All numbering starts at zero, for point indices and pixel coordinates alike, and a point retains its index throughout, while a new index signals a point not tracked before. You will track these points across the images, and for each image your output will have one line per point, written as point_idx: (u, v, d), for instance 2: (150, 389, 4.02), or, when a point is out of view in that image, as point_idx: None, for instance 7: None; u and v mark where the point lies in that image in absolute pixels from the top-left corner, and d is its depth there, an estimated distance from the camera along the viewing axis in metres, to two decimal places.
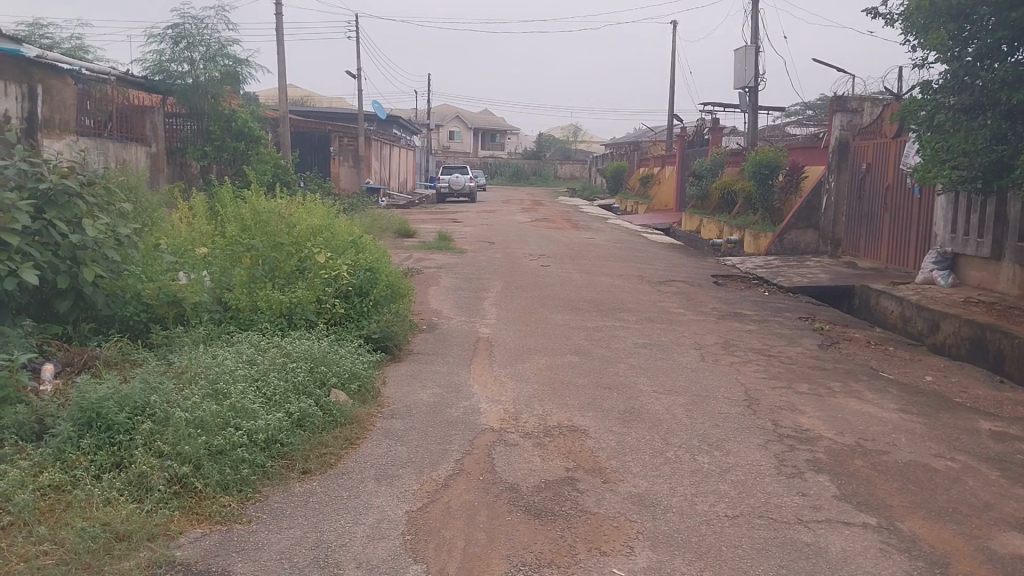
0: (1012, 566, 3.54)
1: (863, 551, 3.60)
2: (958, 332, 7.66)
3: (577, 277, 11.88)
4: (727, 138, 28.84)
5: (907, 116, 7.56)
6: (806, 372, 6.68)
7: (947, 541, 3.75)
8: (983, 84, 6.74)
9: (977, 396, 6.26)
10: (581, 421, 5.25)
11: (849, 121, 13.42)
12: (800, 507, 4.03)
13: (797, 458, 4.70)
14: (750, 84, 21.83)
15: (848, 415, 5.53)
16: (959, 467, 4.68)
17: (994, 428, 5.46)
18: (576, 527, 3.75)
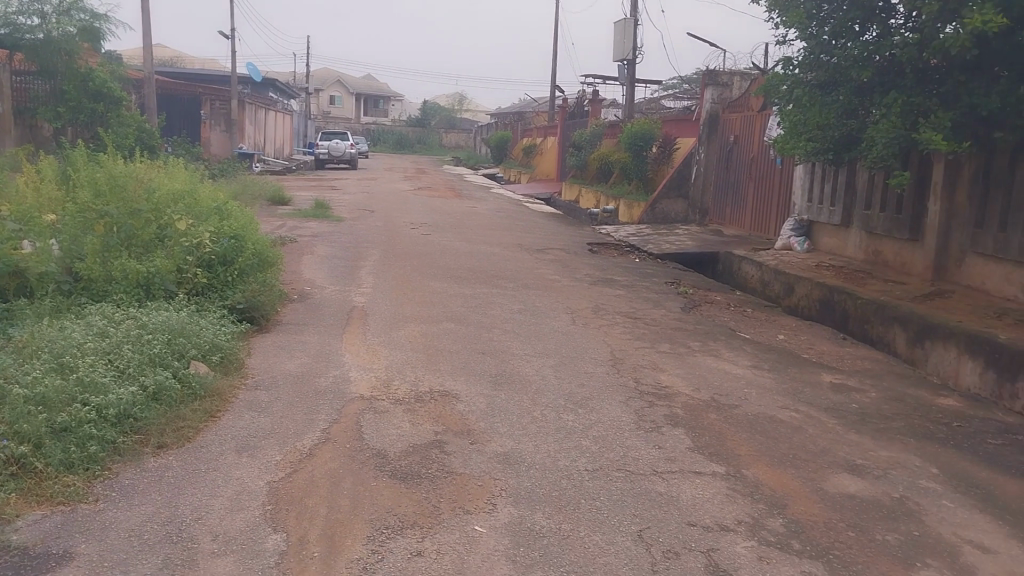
0: (841, 504, 3.86)
1: (711, 498, 3.82)
2: (809, 294, 8.19)
3: (456, 245, 11.87)
4: (606, 110, 29.43)
5: (770, 90, 7.94)
6: (670, 333, 6.98)
7: (786, 484, 4.04)
8: (836, 61, 7.04)
9: (822, 352, 6.74)
10: (453, 385, 5.29)
11: (719, 95, 14.02)
12: (657, 459, 4.23)
13: (655, 413, 4.92)
14: (629, 57, 22.26)
15: (706, 373, 5.83)
16: (801, 417, 5.04)
17: (834, 381, 5.91)
18: (441, 488, 3.78)
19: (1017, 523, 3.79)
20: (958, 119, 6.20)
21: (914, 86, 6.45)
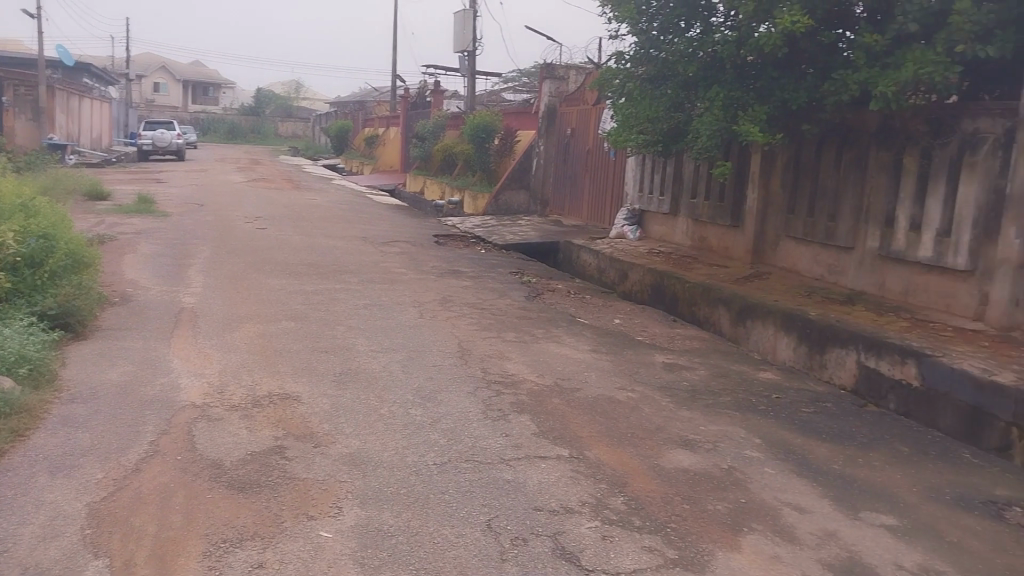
0: (676, 478, 4.07)
1: (556, 481, 3.91)
2: (643, 280, 8.57)
3: (296, 240, 11.45)
4: (448, 102, 29.45)
5: (604, 84, 8.21)
6: (515, 322, 7.08)
7: (626, 462, 4.21)
8: (664, 56, 7.38)
9: (656, 334, 7.09)
10: (294, 387, 5.09)
11: (556, 88, 14.35)
12: (503, 447, 4.27)
13: (501, 402, 4.97)
14: (469, 49, 22.36)
15: (549, 359, 5.96)
16: (638, 397, 5.27)
17: (667, 360, 6.24)
18: (283, 495, 3.63)
19: (828, 483, 4.16)
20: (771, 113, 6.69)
21: (733, 82, 6.88)
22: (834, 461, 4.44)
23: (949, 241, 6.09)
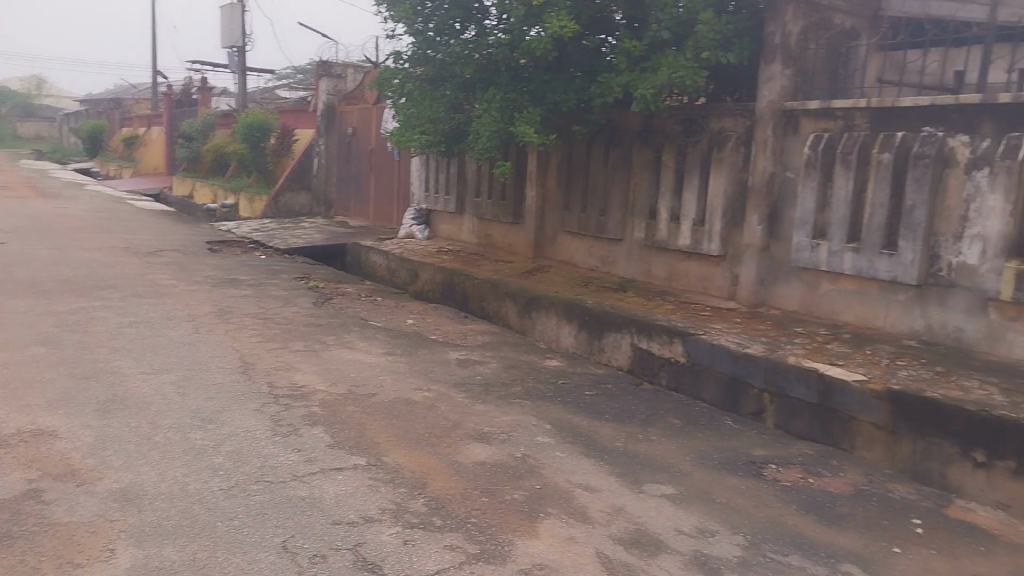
0: (474, 473, 4.13)
1: (354, 491, 3.82)
2: (432, 279, 8.62)
3: (44, 255, 10.21)
4: (218, 100, 27.77)
5: (383, 84, 8.11)
6: (303, 331, 6.81)
7: (424, 463, 4.20)
8: (442, 58, 7.43)
9: (448, 332, 7.16)
10: (49, 421, 4.53)
11: (334, 87, 13.99)
12: (296, 463, 4.09)
13: (291, 415, 4.76)
14: (237, 45, 21.20)
15: (340, 366, 5.80)
16: (433, 396, 5.28)
17: (460, 357, 6.31)
18: (40, 545, 3.21)
19: (614, 461, 4.42)
20: (545, 114, 6.97)
21: (508, 83, 7.08)
22: (618, 440, 4.73)
23: (704, 230, 6.70)
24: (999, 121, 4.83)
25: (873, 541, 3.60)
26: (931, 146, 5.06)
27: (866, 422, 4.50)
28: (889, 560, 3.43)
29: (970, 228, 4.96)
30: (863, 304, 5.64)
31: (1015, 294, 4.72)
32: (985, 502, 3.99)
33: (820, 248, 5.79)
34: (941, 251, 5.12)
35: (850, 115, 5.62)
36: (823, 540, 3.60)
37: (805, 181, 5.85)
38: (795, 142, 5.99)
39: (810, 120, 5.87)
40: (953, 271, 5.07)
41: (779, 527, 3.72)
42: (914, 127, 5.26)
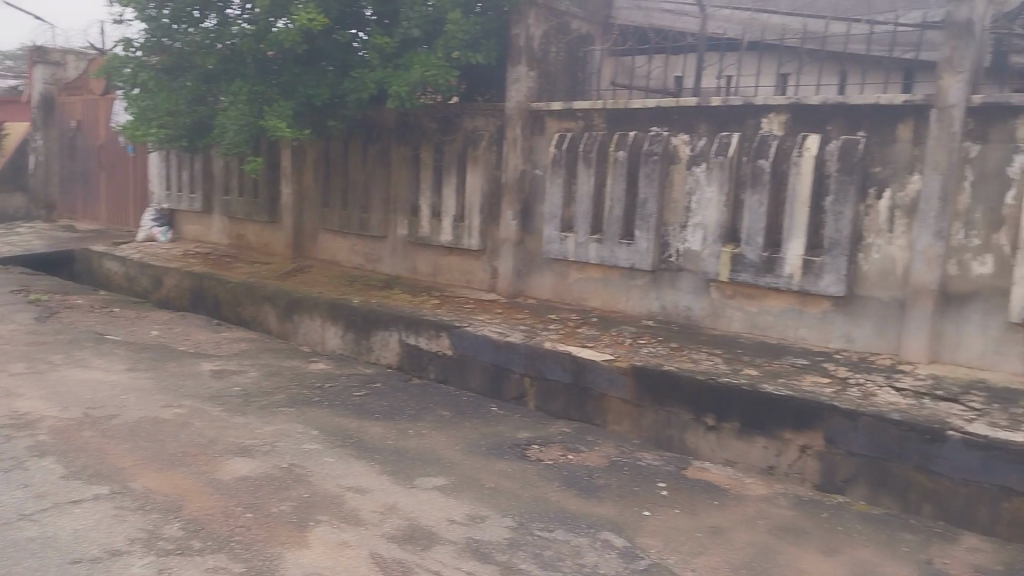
0: (236, 489, 3.89)
1: (96, 525, 3.43)
2: (180, 285, 7.99)
3: None
4: None
5: (112, 73, 7.38)
6: (23, 351, 5.99)
7: (179, 485, 3.88)
8: (180, 46, 6.92)
9: (200, 341, 6.68)
10: None
11: (51, 75, 12.45)
12: (22, 501, 3.59)
13: (13, 448, 4.17)
14: None
15: (73, 387, 5.19)
16: (186, 411, 4.90)
17: (215, 367, 5.92)
18: None
19: (384, 459, 4.38)
20: (298, 109, 6.74)
21: (256, 76, 6.76)
22: (387, 438, 4.70)
23: (463, 225, 6.87)
24: (712, 122, 5.43)
25: (626, 507, 3.90)
26: (659, 145, 5.61)
27: (616, 398, 4.87)
28: (640, 523, 3.75)
29: (693, 218, 5.54)
30: (608, 290, 6.10)
31: (731, 275, 5.35)
32: (715, 460, 4.50)
33: (569, 240, 6.17)
34: (671, 239, 5.68)
35: (589, 116, 6.04)
36: (583, 512, 3.84)
37: (554, 177, 6.21)
38: (543, 140, 6.34)
39: (554, 121, 6.24)
40: (682, 257, 5.64)
41: (544, 504, 3.91)
42: (643, 127, 5.78)
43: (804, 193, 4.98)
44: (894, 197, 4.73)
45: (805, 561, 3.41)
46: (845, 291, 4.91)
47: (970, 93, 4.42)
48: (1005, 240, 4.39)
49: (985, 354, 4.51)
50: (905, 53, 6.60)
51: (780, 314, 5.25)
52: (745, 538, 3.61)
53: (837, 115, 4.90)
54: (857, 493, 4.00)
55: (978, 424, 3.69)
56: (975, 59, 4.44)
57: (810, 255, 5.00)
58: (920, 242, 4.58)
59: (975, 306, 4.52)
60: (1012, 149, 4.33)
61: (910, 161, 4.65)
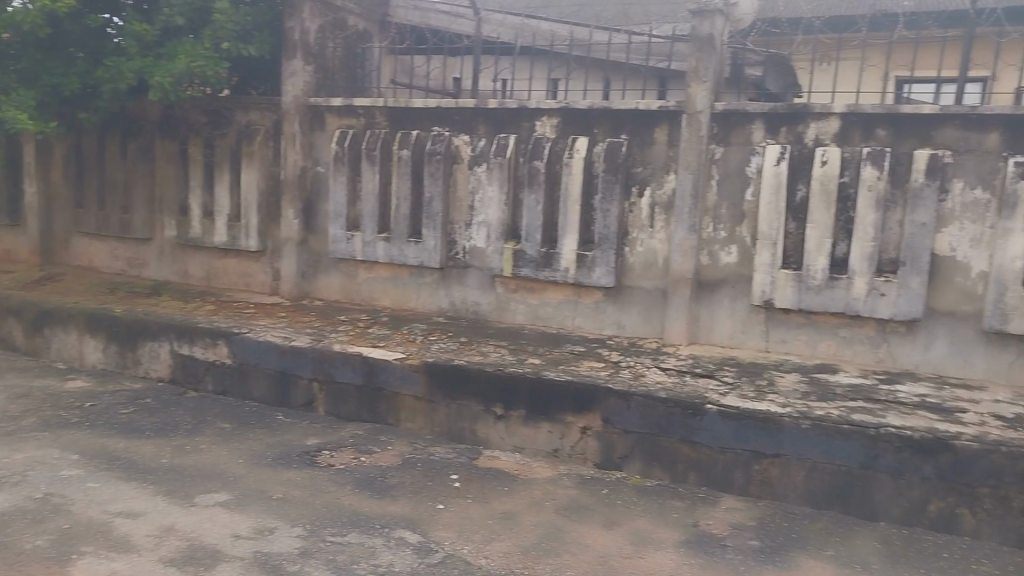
0: None
1: None
2: None
3: None
4: None
5: None
6: None
7: None
8: None
9: None
10: None
11: None
12: None
13: None
14: None
15: None
16: None
17: None
18: None
19: (159, 479, 4.07)
20: (42, 99, 6.05)
21: None
22: (162, 456, 4.37)
23: (240, 225, 6.53)
24: (489, 123, 5.61)
25: (419, 503, 3.93)
26: (440, 144, 5.70)
27: (407, 396, 4.88)
28: (434, 517, 3.79)
29: (476, 215, 5.68)
30: (396, 288, 6.09)
31: (514, 270, 5.54)
32: (505, 448, 4.66)
33: (355, 239, 6.09)
34: (456, 237, 5.80)
35: (370, 113, 6.02)
36: (377, 512, 3.81)
37: (336, 176, 6.09)
38: (323, 137, 6.21)
39: (334, 117, 6.15)
40: (466, 254, 5.77)
41: (336, 509, 3.83)
42: (424, 126, 5.84)
43: (576, 191, 5.26)
44: (654, 195, 5.16)
45: (589, 536, 3.62)
46: (616, 282, 5.28)
47: (713, 101, 4.93)
48: (747, 232, 4.94)
49: (734, 333, 5.06)
50: (659, 63, 7.22)
51: (559, 305, 5.54)
52: (534, 521, 3.77)
53: (603, 119, 5.26)
54: (632, 468, 4.32)
55: (730, 396, 4.14)
56: (716, 70, 4.96)
57: (583, 250, 5.31)
58: (677, 235, 5.03)
59: (725, 291, 5.05)
60: (749, 152, 4.89)
61: (666, 162, 5.10)
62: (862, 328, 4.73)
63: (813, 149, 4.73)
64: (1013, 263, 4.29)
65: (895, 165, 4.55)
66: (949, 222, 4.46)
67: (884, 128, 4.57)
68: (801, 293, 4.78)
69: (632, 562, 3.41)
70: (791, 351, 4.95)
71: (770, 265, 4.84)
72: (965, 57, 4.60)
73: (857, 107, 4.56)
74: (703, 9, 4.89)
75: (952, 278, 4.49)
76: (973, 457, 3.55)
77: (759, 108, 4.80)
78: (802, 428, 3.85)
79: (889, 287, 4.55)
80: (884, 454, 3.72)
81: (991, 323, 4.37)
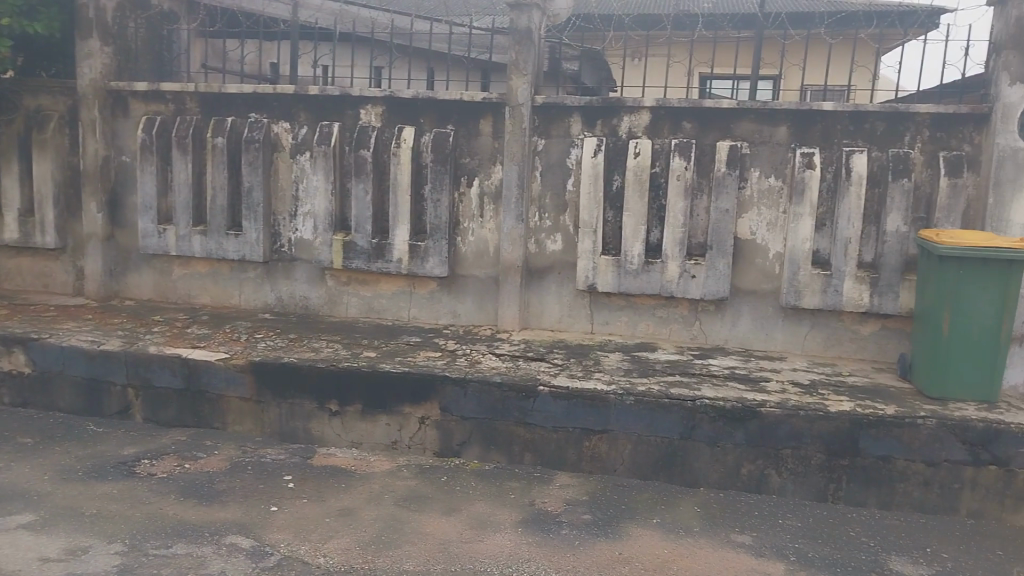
0: None
1: None
2: None
3: None
4: None
5: None
6: None
7: None
8: None
9: None
10: None
11: None
12: None
13: None
14: None
15: None
16: None
17: None
18: None
19: None
20: None
21: None
22: None
23: (32, 221, 5.90)
24: (311, 111, 5.45)
25: (251, 506, 3.76)
26: (259, 132, 5.44)
27: (234, 397, 4.66)
28: (268, 519, 3.64)
29: (301, 207, 5.49)
30: (218, 284, 5.79)
31: (344, 262, 5.41)
32: (342, 445, 4.56)
33: (169, 233, 5.70)
34: (281, 229, 5.58)
35: (181, 99, 5.66)
36: (205, 520, 3.60)
37: (143, 165, 5.65)
38: (127, 124, 5.77)
39: (139, 102, 5.74)
40: (293, 247, 5.57)
41: (159, 521, 3.58)
42: (241, 114, 5.57)
43: (404, 181, 5.22)
44: (482, 185, 5.24)
45: (429, 525, 3.63)
46: (448, 272, 5.32)
47: (533, 94, 5.07)
48: (570, 221, 5.15)
49: (563, 318, 5.27)
50: (481, 55, 7.32)
51: (392, 297, 5.50)
52: (374, 514, 3.72)
53: (428, 109, 5.26)
54: (471, 454, 4.39)
55: (561, 377, 4.31)
56: (535, 64, 5.10)
57: (415, 240, 5.29)
58: (506, 224, 5.15)
59: (553, 277, 5.24)
60: (569, 143, 5.09)
61: (492, 152, 5.19)
62: (678, 308, 5.09)
63: (627, 141, 5.01)
64: (803, 244, 4.75)
65: (700, 156, 4.92)
66: (748, 208, 4.89)
67: (689, 121, 4.93)
68: (621, 277, 5.04)
69: (472, 546, 3.44)
70: (615, 332, 5.22)
71: (592, 251, 5.05)
72: (756, 57, 5.00)
73: (665, 102, 4.88)
74: (521, 2, 5.00)
75: (752, 259, 4.93)
76: (776, 421, 3.93)
77: (577, 101, 5.00)
78: (626, 404, 4.10)
79: (698, 269, 4.92)
80: (700, 424, 4.03)
81: (787, 300, 4.83)
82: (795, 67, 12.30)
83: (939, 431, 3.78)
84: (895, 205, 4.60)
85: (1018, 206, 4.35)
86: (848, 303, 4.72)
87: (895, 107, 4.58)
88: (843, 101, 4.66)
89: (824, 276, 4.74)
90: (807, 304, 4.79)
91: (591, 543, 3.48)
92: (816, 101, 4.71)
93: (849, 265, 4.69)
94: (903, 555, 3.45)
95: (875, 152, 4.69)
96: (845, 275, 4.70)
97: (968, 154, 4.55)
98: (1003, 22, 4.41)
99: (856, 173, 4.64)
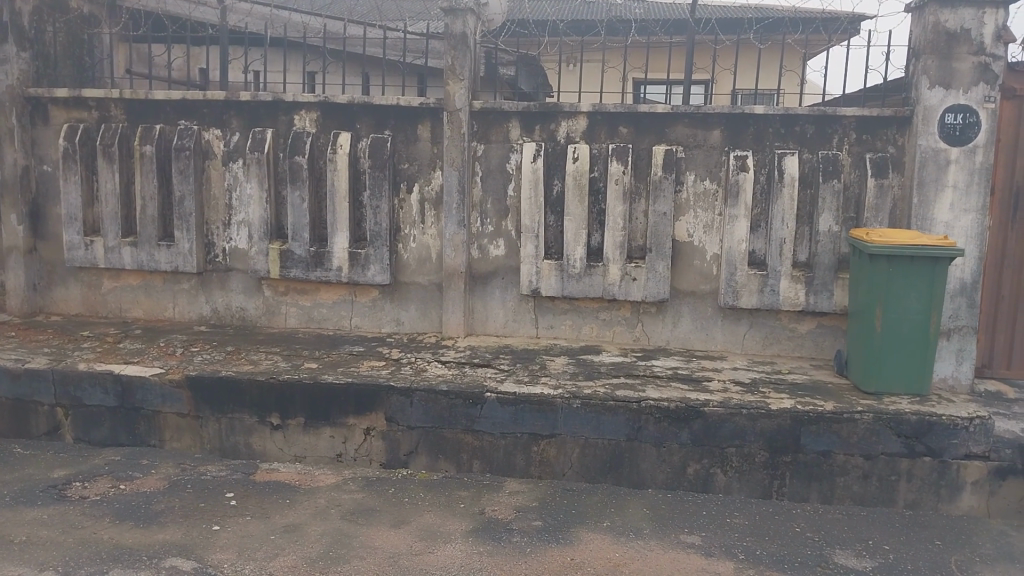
0: None
1: None
2: None
3: None
4: None
5: None
6: None
7: None
8: None
9: None
10: None
11: None
12: None
13: None
14: None
15: None
16: None
17: None
18: None
19: None
20: None
21: None
22: None
23: None
24: (243, 117, 5.31)
25: (191, 527, 3.62)
26: (189, 140, 5.28)
27: (171, 414, 4.50)
28: (210, 539, 3.52)
29: (235, 215, 5.34)
30: (150, 297, 5.60)
31: (282, 271, 5.27)
32: (285, 459, 4.45)
33: (96, 245, 5.48)
34: (214, 239, 5.42)
35: (104, 106, 5.46)
36: (143, 543, 3.45)
37: (66, 175, 5.42)
38: (49, 132, 5.53)
39: (60, 110, 5.51)
40: (228, 257, 5.42)
41: (92, 546, 3.41)
42: (169, 120, 5.41)
43: (343, 188, 5.12)
44: (422, 191, 5.19)
45: (376, 538, 3.55)
46: (391, 279, 5.25)
47: (471, 99, 5.05)
48: (512, 226, 5.15)
49: (508, 323, 5.27)
50: (417, 60, 7.27)
51: (333, 306, 5.40)
52: (319, 530, 3.62)
53: (364, 115, 5.19)
54: (418, 463, 4.33)
55: (507, 383, 4.30)
56: (471, 69, 5.07)
57: (354, 248, 5.21)
58: (448, 230, 5.11)
59: (496, 283, 5.24)
60: (508, 148, 5.09)
61: (431, 158, 5.15)
62: (620, 311, 5.14)
63: (566, 145, 5.04)
64: (739, 245, 4.85)
65: (636, 160, 4.99)
66: (685, 211, 4.98)
67: (626, 126, 4.99)
68: (564, 280, 5.05)
69: (422, 558, 3.38)
70: (560, 335, 5.24)
71: (535, 255, 5.05)
72: (688, 61, 4.91)
73: (601, 107, 4.93)
74: (456, 7, 4.97)
75: (690, 261, 5.02)
76: (719, 420, 4.02)
77: (514, 106, 5.00)
78: (573, 407, 4.12)
79: (639, 272, 4.98)
80: (646, 425, 4.08)
81: (725, 300, 4.93)
82: (727, 73, 12.61)
83: (875, 425, 3.92)
84: (827, 206, 4.74)
85: (940, 205, 4.52)
86: (784, 302, 4.85)
87: (821, 111, 4.73)
88: (773, 105, 4.78)
89: (761, 276, 4.86)
90: (745, 304, 4.90)
91: (542, 550, 3.46)
92: (748, 105, 4.82)
93: (784, 265, 4.81)
94: (847, 548, 3.55)
95: (806, 154, 4.83)
96: (781, 274, 4.82)
97: (893, 155, 4.74)
98: (920, 27, 4.58)
99: (788, 175, 4.76)
